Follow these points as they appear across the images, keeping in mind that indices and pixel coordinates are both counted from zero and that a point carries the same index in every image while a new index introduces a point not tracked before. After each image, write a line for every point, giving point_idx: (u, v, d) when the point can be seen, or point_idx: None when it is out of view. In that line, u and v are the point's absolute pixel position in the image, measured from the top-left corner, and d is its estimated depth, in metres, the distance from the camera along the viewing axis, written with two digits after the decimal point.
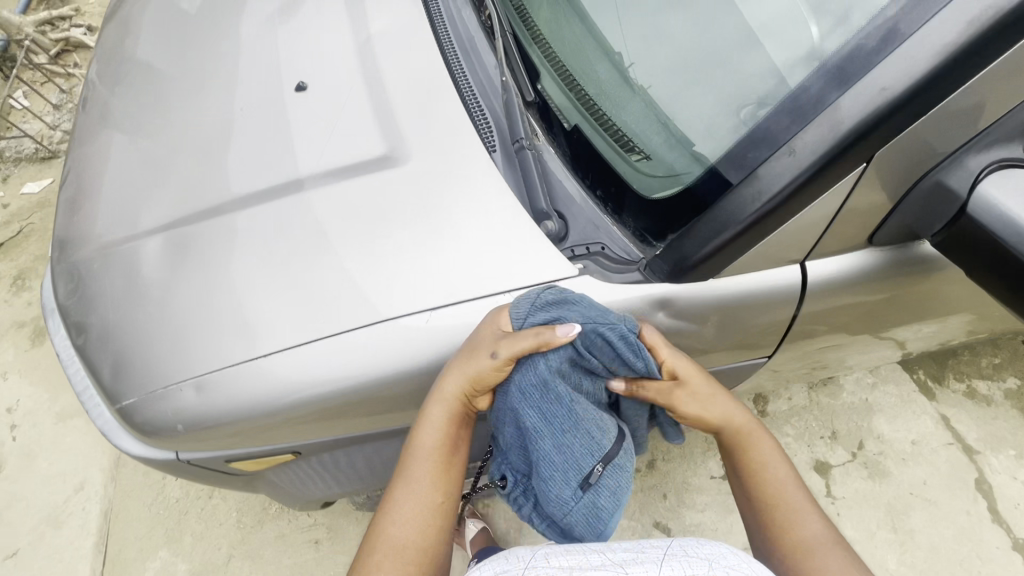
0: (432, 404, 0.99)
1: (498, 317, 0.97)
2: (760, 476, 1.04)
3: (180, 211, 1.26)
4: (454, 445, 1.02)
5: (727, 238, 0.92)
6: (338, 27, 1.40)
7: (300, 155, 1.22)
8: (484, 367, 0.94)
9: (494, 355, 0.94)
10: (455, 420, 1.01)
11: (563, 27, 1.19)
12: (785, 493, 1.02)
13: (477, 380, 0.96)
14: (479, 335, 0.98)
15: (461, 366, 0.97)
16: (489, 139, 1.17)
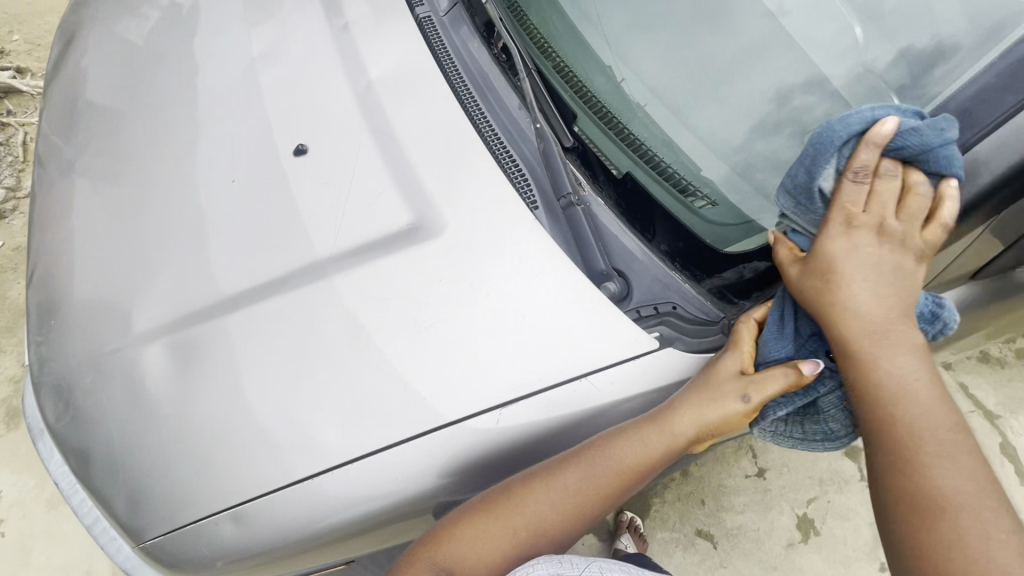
0: (651, 426, 0.89)
1: (740, 356, 0.89)
2: (950, 514, 0.70)
3: (182, 310, 1.10)
4: (638, 481, 0.90)
5: None
6: (331, 73, 1.24)
7: (314, 232, 1.07)
8: (734, 409, 0.86)
9: (743, 399, 0.86)
10: (659, 462, 0.89)
11: (601, 64, 1.10)
12: (983, 544, 0.68)
13: (716, 424, 0.87)
14: (718, 371, 0.90)
15: (700, 400, 0.88)
16: (529, 195, 1.05)
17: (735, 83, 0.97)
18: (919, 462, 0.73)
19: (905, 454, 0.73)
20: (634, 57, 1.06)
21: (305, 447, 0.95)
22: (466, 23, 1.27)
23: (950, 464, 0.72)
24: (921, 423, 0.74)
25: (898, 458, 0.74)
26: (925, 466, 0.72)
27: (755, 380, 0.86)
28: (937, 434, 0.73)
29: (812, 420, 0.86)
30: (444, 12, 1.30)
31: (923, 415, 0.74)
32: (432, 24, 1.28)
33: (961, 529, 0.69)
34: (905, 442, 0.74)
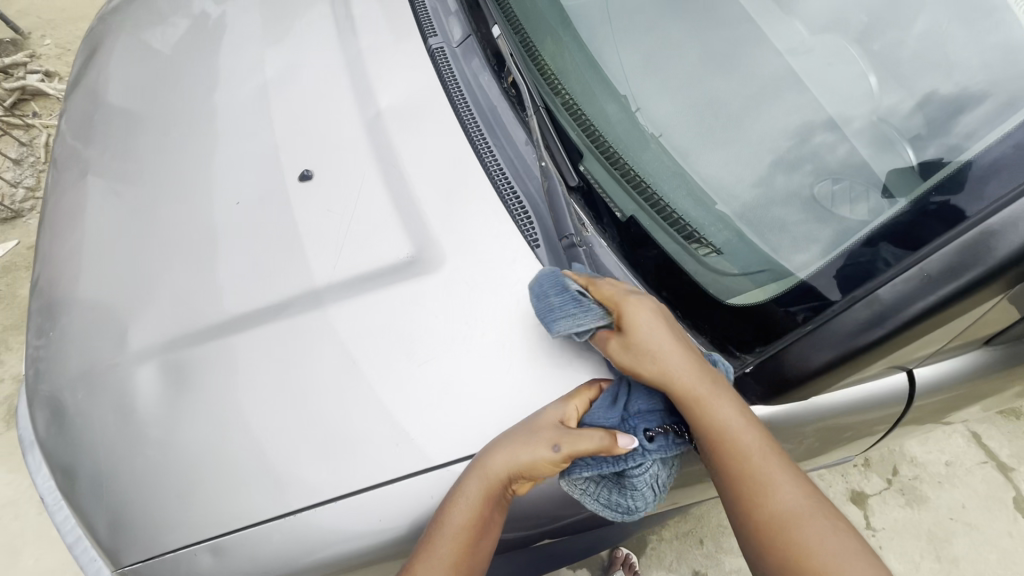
0: (470, 477, 0.85)
1: (565, 405, 0.87)
2: (758, 478, 0.79)
3: (176, 331, 1.10)
4: (485, 532, 0.86)
5: (839, 359, 0.83)
6: (342, 100, 1.24)
7: (313, 260, 1.07)
8: (540, 458, 0.82)
9: (551, 449, 0.82)
10: (493, 503, 0.85)
11: (614, 107, 1.13)
12: (788, 501, 0.77)
13: (527, 470, 0.83)
14: (538, 417, 0.86)
15: (513, 448, 0.84)
16: (531, 234, 1.04)
17: (743, 133, 1.00)
18: (725, 441, 0.80)
19: (715, 437, 0.80)
20: (648, 103, 1.10)
21: (290, 480, 0.93)
22: (478, 55, 1.28)
23: (750, 440, 0.80)
24: (717, 405, 0.81)
25: (709, 439, 0.81)
26: (728, 446, 0.80)
27: (570, 434, 0.83)
28: (731, 415, 0.81)
29: (619, 491, 0.85)
30: (457, 44, 1.31)
31: (723, 398, 0.81)
32: (444, 54, 1.29)
33: (765, 492, 0.78)
34: (708, 427, 0.80)
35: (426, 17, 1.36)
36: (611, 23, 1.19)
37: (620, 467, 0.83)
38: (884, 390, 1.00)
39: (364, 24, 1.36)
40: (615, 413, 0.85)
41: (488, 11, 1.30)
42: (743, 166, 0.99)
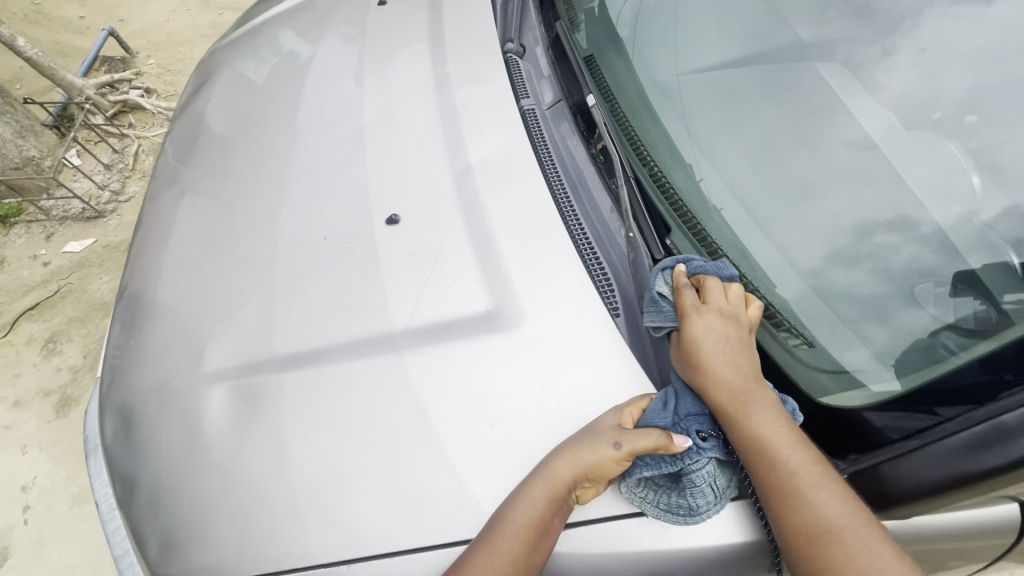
0: (535, 482, 0.87)
1: (620, 411, 0.90)
2: (744, 415, 0.85)
3: (251, 357, 1.12)
4: (546, 535, 0.86)
5: (944, 482, 0.78)
6: (434, 151, 1.29)
7: (392, 304, 1.08)
8: (603, 460, 0.85)
9: (614, 447, 0.85)
10: (557, 509, 0.86)
11: (704, 186, 1.16)
12: (771, 441, 0.83)
13: (590, 469, 0.86)
14: (597, 424, 0.90)
15: (574, 451, 0.87)
16: (611, 301, 1.03)
17: (838, 226, 0.98)
18: (711, 384, 0.88)
19: (705, 388, 0.88)
20: (740, 187, 1.12)
21: (345, 526, 0.92)
22: (567, 120, 1.32)
23: (739, 391, 0.87)
24: (712, 356, 0.88)
25: (702, 380, 0.89)
26: (721, 398, 0.87)
27: (630, 433, 0.87)
28: (724, 367, 0.88)
29: (678, 492, 0.86)
30: (547, 106, 1.36)
31: (711, 336, 0.89)
32: (535, 115, 1.34)
33: (751, 428, 0.84)
34: (700, 377, 0.89)
35: (518, 79, 1.42)
36: (703, 106, 1.24)
37: (679, 466, 0.85)
38: (987, 517, 0.92)
39: (461, 80, 1.42)
40: (666, 411, 0.89)
41: (581, 80, 1.35)
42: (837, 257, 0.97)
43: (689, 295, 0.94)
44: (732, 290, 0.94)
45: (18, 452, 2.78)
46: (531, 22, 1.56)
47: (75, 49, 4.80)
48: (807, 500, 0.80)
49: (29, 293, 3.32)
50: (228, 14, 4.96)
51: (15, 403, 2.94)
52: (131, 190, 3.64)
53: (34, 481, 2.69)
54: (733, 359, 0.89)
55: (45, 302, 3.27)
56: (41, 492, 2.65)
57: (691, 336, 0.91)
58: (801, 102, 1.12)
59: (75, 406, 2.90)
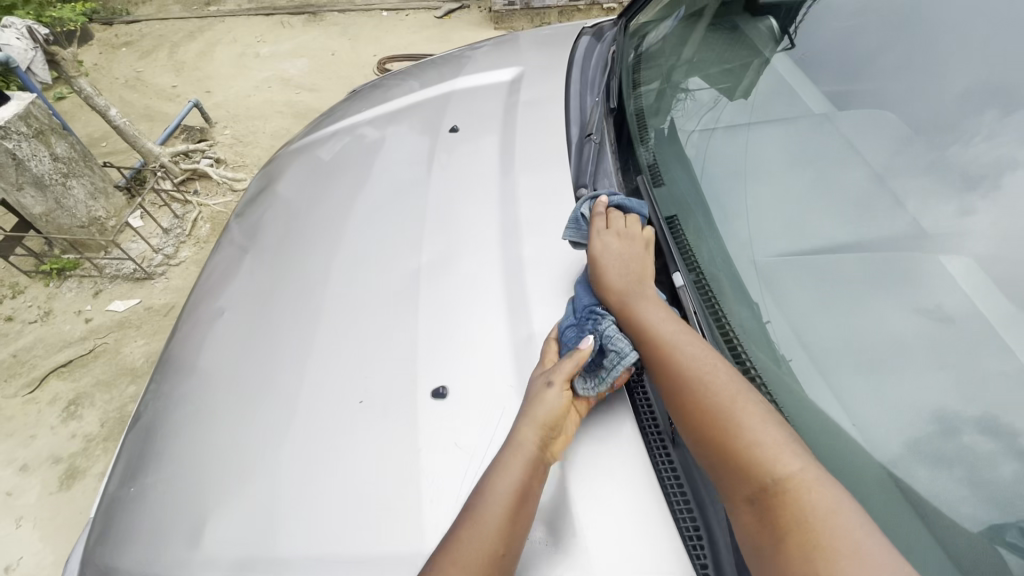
0: (506, 454, 0.92)
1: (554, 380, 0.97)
2: (739, 416, 0.85)
3: (255, 548, 0.96)
4: (526, 505, 0.88)
5: None
6: (493, 311, 1.16)
7: (428, 513, 0.92)
8: (557, 401, 0.95)
9: (553, 383, 0.96)
10: (533, 475, 0.91)
11: (813, 403, 0.95)
12: (750, 433, 0.83)
13: (546, 425, 0.93)
14: (534, 381, 0.99)
15: (530, 413, 0.95)
16: (695, 545, 0.87)
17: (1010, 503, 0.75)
18: (676, 366, 0.94)
19: (664, 348, 0.97)
20: (860, 414, 0.90)
21: None
22: None
23: (702, 368, 0.93)
24: (660, 324, 0.99)
25: (661, 361, 0.96)
26: (710, 396, 0.89)
27: (558, 368, 0.98)
28: (692, 347, 0.96)
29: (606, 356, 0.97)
30: None
31: (655, 314, 1.02)
32: None
33: (727, 416, 0.86)
34: (645, 333, 1.00)
35: None
36: (805, 296, 1.04)
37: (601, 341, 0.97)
38: None
39: (529, 228, 1.32)
40: (578, 327, 1.02)
41: (665, 250, 1.25)
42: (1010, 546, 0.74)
43: (620, 223, 1.19)
44: (639, 248, 1.14)
45: (12, 525, 2.63)
46: (608, 167, 1.48)
47: (161, 115, 5.17)
48: (749, 438, 0.83)
49: (65, 349, 3.32)
50: (303, 94, 5.30)
51: (23, 468, 2.84)
52: (183, 255, 3.71)
53: (20, 561, 2.52)
54: (690, 341, 0.97)
55: (77, 360, 3.25)
56: None
57: (631, 309, 1.04)
58: (935, 304, 0.89)
59: (80, 479, 2.77)
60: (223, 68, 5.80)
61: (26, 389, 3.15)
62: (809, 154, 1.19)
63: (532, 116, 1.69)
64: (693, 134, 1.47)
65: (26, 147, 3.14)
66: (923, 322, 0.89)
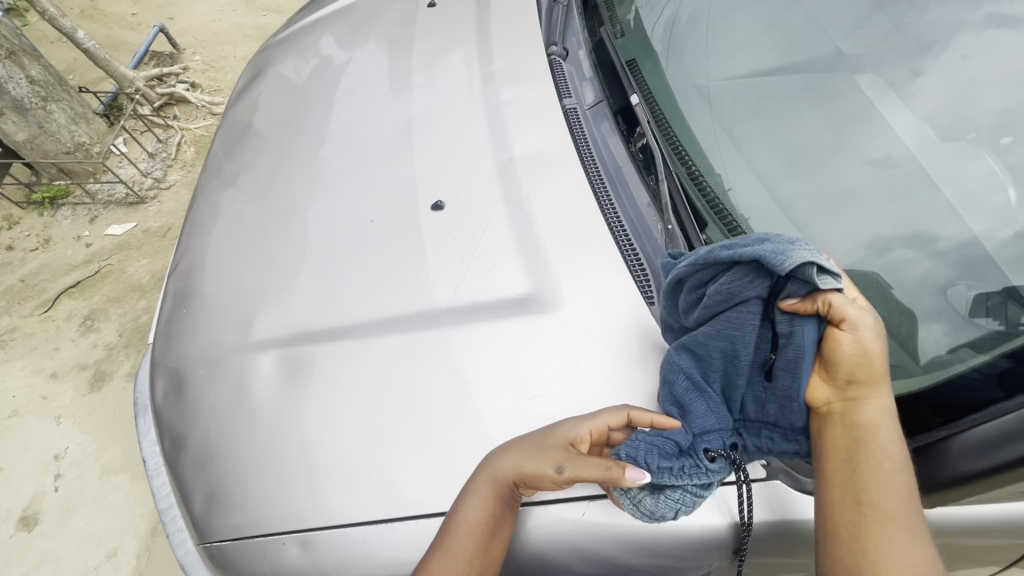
0: (478, 479, 0.93)
1: (581, 425, 0.93)
2: (872, 465, 0.81)
3: (299, 325, 1.19)
4: (497, 534, 0.93)
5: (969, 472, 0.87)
6: (481, 144, 1.36)
7: (435, 282, 1.14)
8: (545, 474, 0.91)
9: (557, 468, 0.90)
10: (502, 503, 0.94)
11: (741, 185, 1.20)
12: (891, 486, 0.81)
13: (529, 478, 0.92)
14: (552, 432, 0.94)
15: (522, 455, 0.93)
16: (647, 291, 1.10)
17: (890, 226, 1.02)
18: (869, 413, 0.83)
19: (857, 303, 0.84)
20: (777, 188, 1.16)
21: (386, 485, 0.98)
22: (608, 120, 1.39)
23: (884, 431, 0.82)
24: (871, 401, 0.83)
25: (853, 411, 0.83)
26: (871, 439, 0.82)
27: (576, 458, 0.90)
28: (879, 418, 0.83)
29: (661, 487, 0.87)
30: (588, 107, 1.44)
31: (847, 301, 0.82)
32: (577, 114, 1.41)
33: (867, 436, 0.82)
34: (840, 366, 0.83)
35: (562, 80, 1.49)
36: (737, 111, 1.29)
37: (670, 472, 0.85)
38: (1010, 517, 0.97)
39: (510, 79, 1.49)
40: (638, 445, 0.89)
41: (625, 82, 1.42)
42: (879, 261, 1.02)
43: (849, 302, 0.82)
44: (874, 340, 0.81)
45: (53, 423, 2.88)
46: (575, 28, 1.64)
47: (126, 43, 5.02)
48: (897, 492, 0.81)
49: (72, 272, 3.45)
50: (271, 16, 5.14)
51: (52, 376, 3.06)
52: (172, 178, 3.78)
53: (67, 450, 2.78)
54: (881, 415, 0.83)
55: (85, 281, 3.40)
56: (73, 461, 2.75)
57: (859, 351, 0.81)
58: (859, 107, 1.14)
59: (109, 381, 3.01)
60: None
61: (41, 309, 3.31)
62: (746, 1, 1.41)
63: None
64: None
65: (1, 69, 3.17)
66: (879, 164, 1.07)
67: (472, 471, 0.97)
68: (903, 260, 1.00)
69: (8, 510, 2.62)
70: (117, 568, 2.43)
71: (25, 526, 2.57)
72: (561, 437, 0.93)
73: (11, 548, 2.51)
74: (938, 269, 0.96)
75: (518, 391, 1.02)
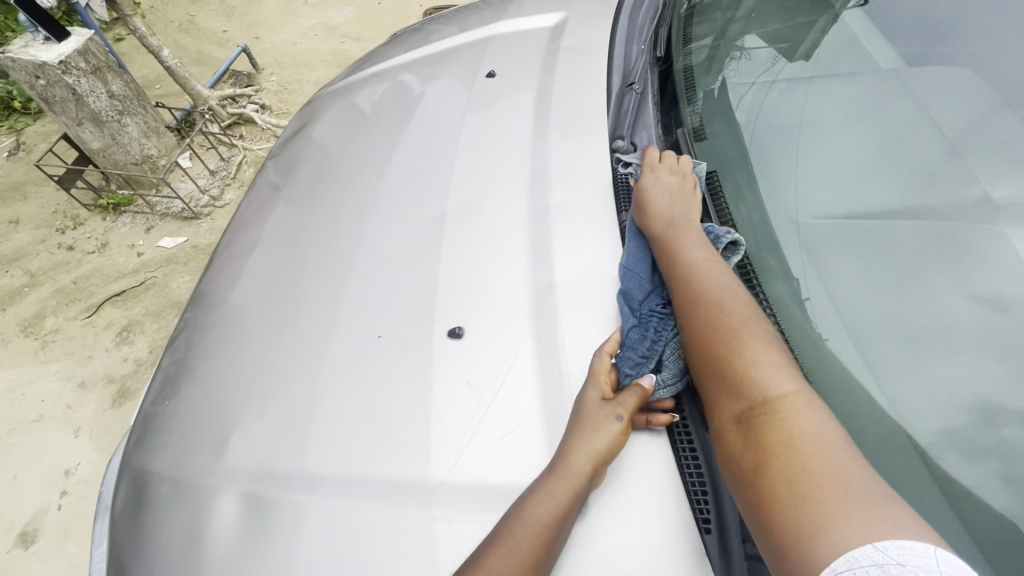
0: (552, 480, 0.84)
1: (595, 386, 0.92)
2: (748, 378, 0.82)
3: (274, 461, 1.01)
4: (563, 534, 0.82)
5: None
6: (516, 257, 1.14)
7: (435, 443, 0.93)
8: (616, 436, 0.87)
9: (617, 419, 0.88)
10: (577, 505, 0.83)
11: (841, 375, 0.91)
12: (767, 384, 0.81)
13: (604, 456, 0.86)
14: (581, 410, 0.90)
15: (586, 439, 0.86)
16: (702, 510, 0.84)
17: None
18: (738, 354, 0.85)
19: (685, 266, 1.01)
20: (894, 391, 0.85)
21: None
22: None
23: (728, 284, 0.96)
24: (729, 309, 0.91)
25: (699, 319, 0.92)
26: (740, 383, 0.83)
27: (617, 401, 0.89)
28: (710, 268, 0.99)
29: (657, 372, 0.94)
30: None
31: (665, 210, 1.11)
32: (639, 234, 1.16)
33: (735, 348, 0.86)
34: (707, 333, 0.90)
35: (624, 188, 1.26)
36: (845, 266, 0.97)
37: (655, 360, 0.95)
38: None
39: (562, 177, 1.29)
40: (636, 352, 0.95)
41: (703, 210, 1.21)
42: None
43: (669, 159, 1.24)
44: (682, 185, 1.18)
45: (71, 435, 2.87)
46: (649, 121, 1.41)
47: (211, 59, 5.25)
48: (764, 375, 0.82)
49: (120, 279, 3.52)
50: (349, 43, 5.26)
51: (81, 384, 3.08)
52: (227, 197, 3.82)
53: (78, 466, 2.75)
54: (711, 263, 1.00)
55: (130, 291, 3.44)
56: (81, 479, 2.70)
57: (689, 260, 1.02)
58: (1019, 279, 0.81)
59: (131, 399, 2.99)
60: (272, 14, 5.80)
61: (84, 314, 3.37)
62: (870, 113, 1.07)
63: (573, 67, 1.62)
64: (750, 84, 1.35)
65: (85, 82, 3.28)
66: (985, 304, 0.82)
67: (535, 476, 0.87)
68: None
69: (11, 522, 2.59)
70: None
71: (23, 542, 2.53)
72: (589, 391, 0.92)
73: (5, 564, 2.47)
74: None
75: None
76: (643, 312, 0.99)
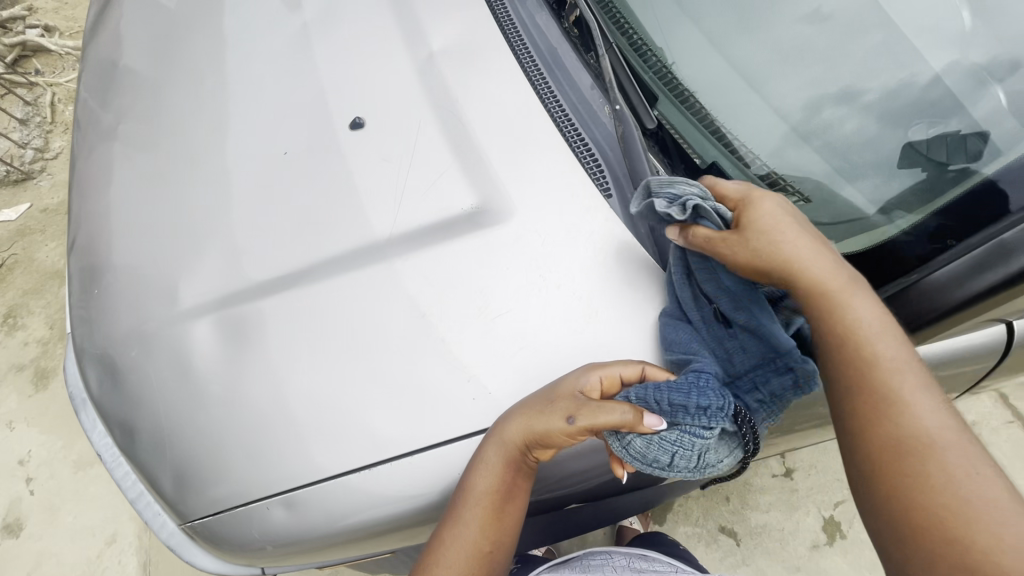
0: (487, 449, 0.87)
1: (589, 375, 0.86)
2: (922, 451, 0.70)
3: (231, 278, 1.08)
4: (509, 497, 0.89)
5: (929, 318, 0.86)
6: (390, 44, 1.19)
7: (372, 209, 1.05)
8: (556, 428, 0.82)
9: (567, 419, 0.82)
10: (511, 466, 0.88)
11: (682, 47, 1.10)
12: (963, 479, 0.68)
13: (538, 437, 0.84)
14: (561, 384, 0.86)
15: (529, 415, 0.85)
16: (602, 181, 1.04)
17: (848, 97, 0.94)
18: (891, 422, 0.73)
19: (877, 369, 0.76)
20: (726, 47, 1.06)
21: (361, 431, 0.94)
22: None
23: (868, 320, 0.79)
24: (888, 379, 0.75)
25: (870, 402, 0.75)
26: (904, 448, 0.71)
27: (584, 402, 0.82)
28: (828, 266, 0.82)
29: (667, 433, 0.79)
30: None
31: (802, 239, 0.83)
32: None
33: (908, 415, 0.73)
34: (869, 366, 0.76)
35: None
36: None
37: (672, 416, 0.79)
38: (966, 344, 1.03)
39: None
40: (648, 385, 0.81)
41: None
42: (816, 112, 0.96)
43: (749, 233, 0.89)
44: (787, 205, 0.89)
45: (5, 430, 2.51)
46: None
47: None
48: (922, 431, 0.71)
49: None
50: None
51: None
52: (57, 146, 3.26)
53: (31, 454, 2.45)
54: (872, 307, 0.81)
55: None
56: (41, 463, 2.43)
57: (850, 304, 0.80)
58: None
59: (55, 376, 2.62)
60: None
61: None
62: None
63: None
64: None
65: None
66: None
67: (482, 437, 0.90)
68: (834, 108, 0.95)
69: None
70: (122, 551, 2.26)
71: (10, 533, 2.30)
72: (524, 408, 0.86)
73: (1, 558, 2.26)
74: (901, 115, 0.90)
75: (484, 313, 0.96)
76: (539, 44, 1.18)
